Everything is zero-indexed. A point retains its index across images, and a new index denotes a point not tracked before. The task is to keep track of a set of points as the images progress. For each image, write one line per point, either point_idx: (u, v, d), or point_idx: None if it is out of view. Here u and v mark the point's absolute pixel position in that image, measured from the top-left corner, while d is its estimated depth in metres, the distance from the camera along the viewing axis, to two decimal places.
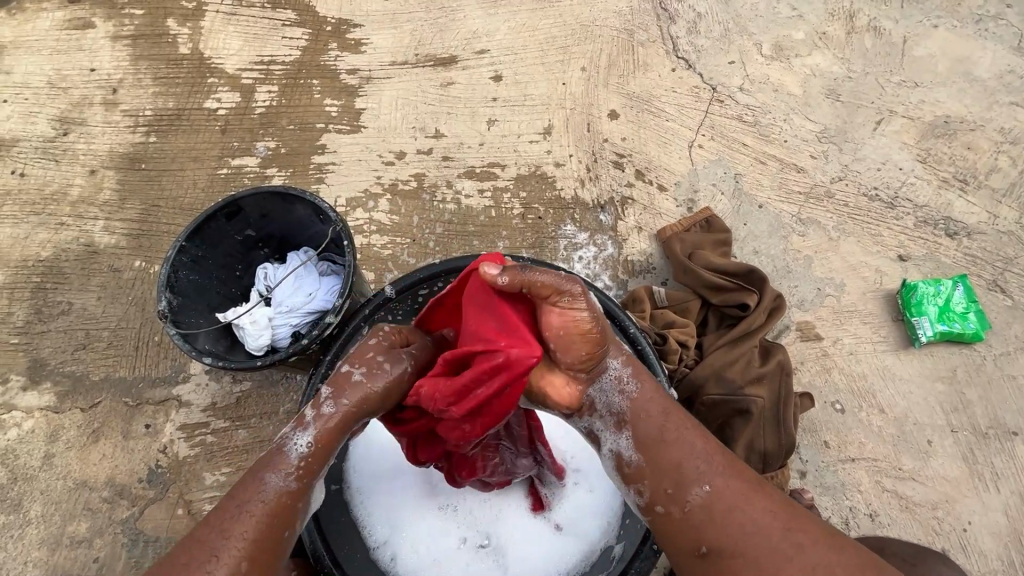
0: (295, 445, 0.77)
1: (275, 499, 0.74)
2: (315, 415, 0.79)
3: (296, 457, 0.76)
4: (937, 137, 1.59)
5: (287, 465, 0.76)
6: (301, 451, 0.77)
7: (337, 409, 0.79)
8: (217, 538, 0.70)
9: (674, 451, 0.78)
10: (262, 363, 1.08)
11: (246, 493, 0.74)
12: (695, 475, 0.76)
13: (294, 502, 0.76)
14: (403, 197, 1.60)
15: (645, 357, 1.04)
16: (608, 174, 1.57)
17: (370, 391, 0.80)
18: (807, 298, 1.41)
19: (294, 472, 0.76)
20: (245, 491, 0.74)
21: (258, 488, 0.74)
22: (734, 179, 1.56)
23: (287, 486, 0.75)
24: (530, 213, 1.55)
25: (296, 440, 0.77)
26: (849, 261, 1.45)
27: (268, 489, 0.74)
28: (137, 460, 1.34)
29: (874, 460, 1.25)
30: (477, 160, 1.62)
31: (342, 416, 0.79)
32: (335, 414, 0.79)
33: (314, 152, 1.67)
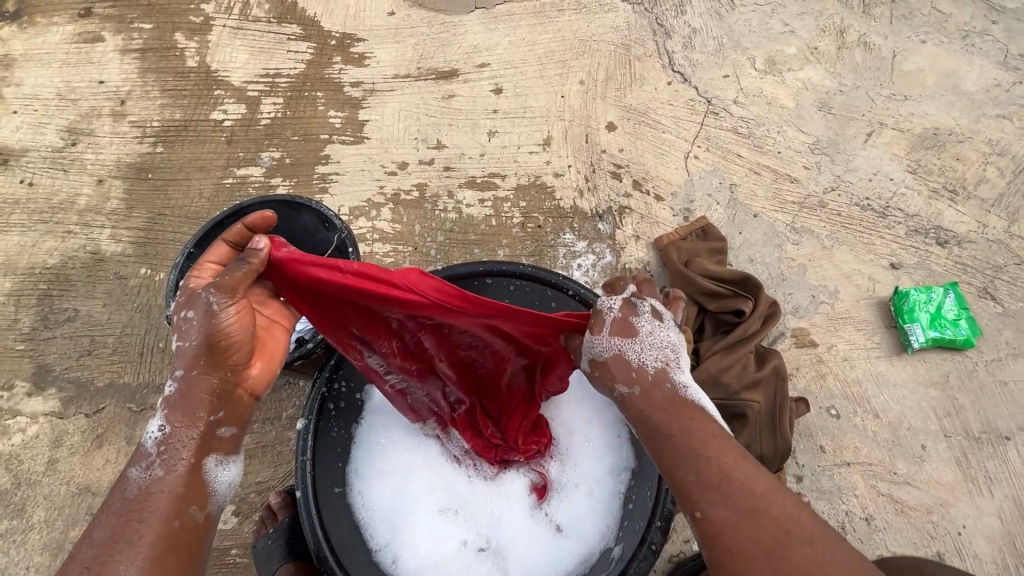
0: (149, 435, 0.83)
1: (145, 490, 0.79)
2: (163, 401, 0.84)
3: (153, 446, 0.82)
4: (927, 149, 1.63)
5: (145, 459, 0.81)
6: (155, 439, 0.83)
7: (178, 385, 0.83)
8: (88, 552, 0.74)
9: (686, 451, 0.77)
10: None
11: (114, 497, 0.79)
12: (699, 492, 0.74)
13: (165, 488, 0.80)
14: (405, 207, 1.63)
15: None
16: (606, 184, 1.61)
17: (194, 348, 0.82)
18: (801, 305, 1.43)
19: (155, 461, 0.81)
20: (116, 494, 0.80)
21: (127, 487, 0.80)
22: (729, 189, 1.59)
23: (150, 476, 0.80)
24: (529, 222, 1.58)
25: (149, 430, 0.83)
26: (842, 269, 1.48)
27: (131, 485, 0.80)
28: None
29: (869, 464, 1.26)
30: (477, 170, 1.66)
31: (185, 390, 0.83)
32: (179, 391, 0.83)
33: (318, 163, 1.70)
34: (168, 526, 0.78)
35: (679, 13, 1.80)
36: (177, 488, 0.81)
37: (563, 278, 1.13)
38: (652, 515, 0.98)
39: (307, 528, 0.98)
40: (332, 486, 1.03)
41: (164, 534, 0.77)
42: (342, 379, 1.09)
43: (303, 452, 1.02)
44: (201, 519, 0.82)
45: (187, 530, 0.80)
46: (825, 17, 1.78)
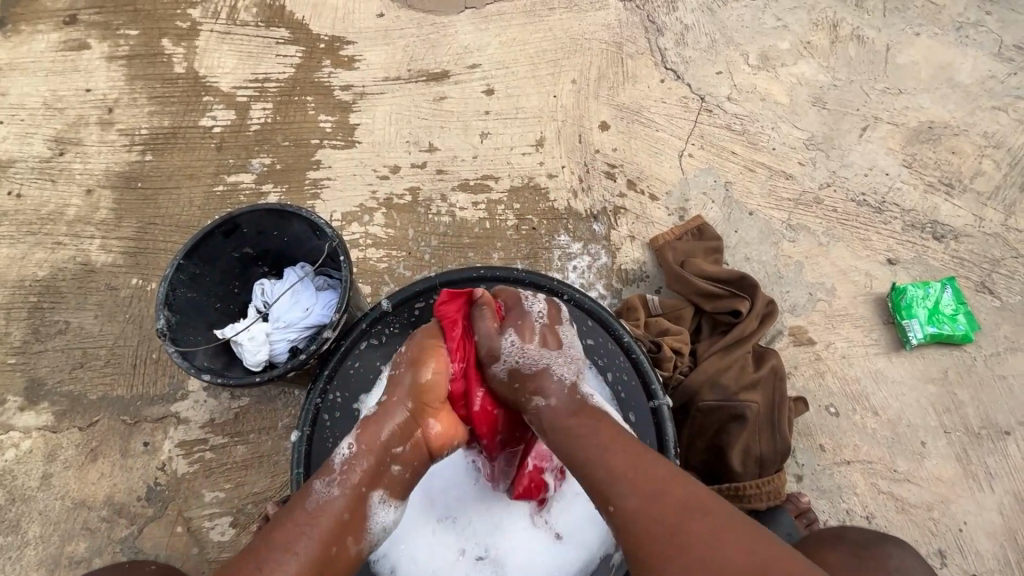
0: (339, 451, 0.91)
1: (320, 506, 0.85)
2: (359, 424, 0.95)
3: (339, 462, 0.89)
4: (922, 143, 1.63)
5: (331, 473, 0.88)
6: (343, 457, 0.90)
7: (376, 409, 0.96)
8: (275, 548, 0.79)
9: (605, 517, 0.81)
10: (260, 378, 1.08)
11: (297, 499, 0.86)
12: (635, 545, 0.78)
13: (338, 509, 0.85)
14: (397, 211, 1.62)
15: (640, 366, 1.07)
16: (600, 185, 1.59)
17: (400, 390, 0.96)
18: (799, 303, 1.42)
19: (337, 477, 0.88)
20: (295, 504, 0.85)
21: (307, 497, 0.86)
22: (724, 187, 1.58)
23: (331, 492, 0.86)
24: (524, 225, 1.57)
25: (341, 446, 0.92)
26: (839, 266, 1.47)
27: (314, 494, 0.86)
28: (136, 479, 1.34)
29: (869, 462, 1.25)
30: (470, 172, 1.64)
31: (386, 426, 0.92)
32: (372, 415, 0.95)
33: (310, 168, 1.69)
34: (329, 550, 0.82)
35: (670, 9, 1.78)
36: (343, 514, 0.85)
37: (558, 283, 1.12)
38: None
39: None
40: None
41: (322, 560, 0.81)
42: (334, 389, 1.07)
43: (298, 466, 1.02)
44: (353, 551, 0.86)
45: (338, 558, 0.83)
46: (818, 11, 1.77)
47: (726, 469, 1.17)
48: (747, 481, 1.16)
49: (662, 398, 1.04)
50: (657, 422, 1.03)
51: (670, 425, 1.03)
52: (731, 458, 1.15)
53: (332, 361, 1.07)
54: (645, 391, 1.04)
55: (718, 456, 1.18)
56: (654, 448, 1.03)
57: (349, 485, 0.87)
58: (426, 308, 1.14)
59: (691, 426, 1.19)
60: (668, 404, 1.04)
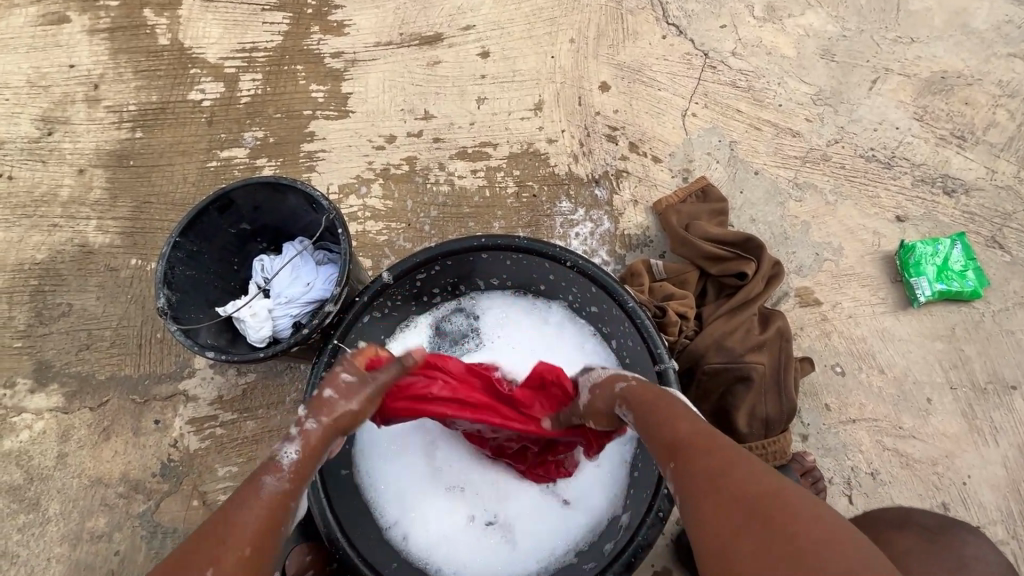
0: (285, 450, 0.78)
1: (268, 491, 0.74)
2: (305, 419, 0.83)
3: (287, 461, 0.78)
4: (934, 94, 1.57)
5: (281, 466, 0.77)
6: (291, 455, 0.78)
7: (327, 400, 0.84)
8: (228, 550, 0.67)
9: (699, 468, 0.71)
10: (264, 353, 1.08)
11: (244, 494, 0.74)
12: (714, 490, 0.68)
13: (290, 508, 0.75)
14: (395, 182, 1.59)
15: (646, 330, 1.03)
16: (602, 148, 1.55)
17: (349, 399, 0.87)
18: (805, 263, 1.40)
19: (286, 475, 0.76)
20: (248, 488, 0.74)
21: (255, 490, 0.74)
22: (729, 146, 1.54)
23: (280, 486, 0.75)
24: (524, 192, 1.53)
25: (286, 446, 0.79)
26: (846, 224, 1.45)
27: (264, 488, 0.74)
28: (149, 456, 1.36)
29: (874, 420, 1.26)
30: (468, 140, 1.60)
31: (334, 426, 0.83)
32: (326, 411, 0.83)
33: (303, 140, 1.65)
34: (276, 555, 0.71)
35: None
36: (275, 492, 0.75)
37: (559, 248, 1.07)
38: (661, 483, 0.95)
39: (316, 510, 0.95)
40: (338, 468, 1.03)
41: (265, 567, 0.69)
42: None
43: None
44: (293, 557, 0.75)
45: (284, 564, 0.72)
46: None
47: (731, 430, 1.17)
48: (753, 443, 1.17)
49: (668, 362, 1.01)
50: (664, 387, 1.00)
51: (676, 390, 1.00)
52: (737, 420, 1.16)
53: (338, 331, 1.05)
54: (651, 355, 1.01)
55: (724, 418, 1.18)
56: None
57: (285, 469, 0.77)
58: (429, 279, 1.13)
59: (697, 390, 1.19)
60: (675, 368, 1.00)
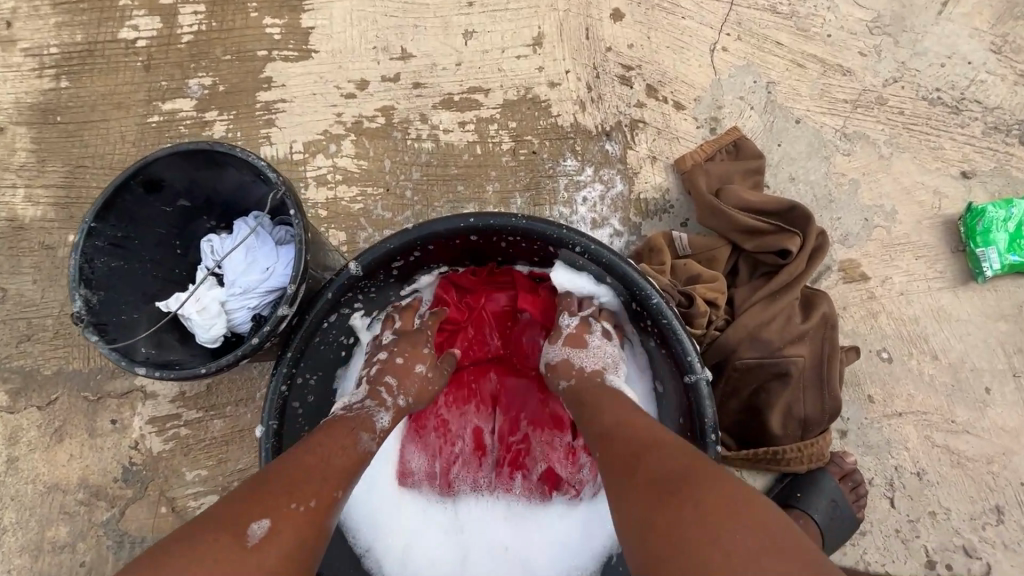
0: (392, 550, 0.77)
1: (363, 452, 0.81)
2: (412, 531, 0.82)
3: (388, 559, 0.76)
4: (1017, 19, 1.30)
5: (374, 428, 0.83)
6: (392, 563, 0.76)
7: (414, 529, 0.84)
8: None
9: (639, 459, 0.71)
10: (205, 372, 0.86)
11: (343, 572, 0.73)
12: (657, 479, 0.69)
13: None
14: (369, 138, 1.35)
15: (674, 334, 0.82)
16: (614, 93, 1.30)
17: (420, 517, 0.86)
18: (852, 232, 1.20)
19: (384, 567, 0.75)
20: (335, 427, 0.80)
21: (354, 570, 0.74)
22: (766, 89, 1.29)
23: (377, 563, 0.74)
24: (522, 148, 1.30)
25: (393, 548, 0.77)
26: (901, 183, 1.23)
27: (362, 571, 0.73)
28: (109, 459, 1.22)
29: (924, 413, 1.10)
30: (454, 85, 1.35)
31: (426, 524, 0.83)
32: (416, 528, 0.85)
33: (259, 88, 1.39)
34: None
35: None
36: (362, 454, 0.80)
37: (566, 230, 0.86)
38: None
39: None
40: None
41: None
42: (305, 372, 0.89)
43: (267, 464, 0.85)
44: None
45: None
46: None
47: (763, 431, 1.02)
48: (787, 445, 1.02)
49: (701, 371, 0.81)
50: (695, 405, 0.81)
51: (711, 407, 0.80)
52: (770, 420, 1.01)
53: (297, 336, 0.86)
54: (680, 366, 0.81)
55: (755, 419, 1.02)
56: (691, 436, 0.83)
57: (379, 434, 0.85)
58: (407, 268, 0.93)
59: (724, 387, 1.02)
60: (709, 381, 0.80)
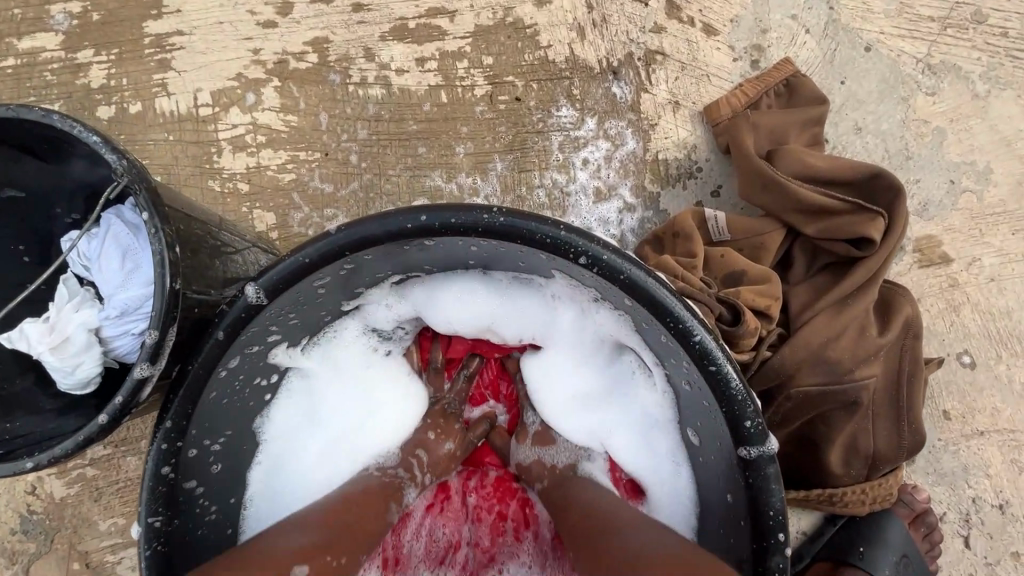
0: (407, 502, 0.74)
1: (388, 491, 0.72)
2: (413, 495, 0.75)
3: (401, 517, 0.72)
4: None
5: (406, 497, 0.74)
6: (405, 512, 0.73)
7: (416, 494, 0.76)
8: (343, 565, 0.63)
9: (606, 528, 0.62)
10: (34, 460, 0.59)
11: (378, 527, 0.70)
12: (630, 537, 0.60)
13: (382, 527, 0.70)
14: (298, 83, 1.01)
15: (724, 385, 0.57)
16: (623, 14, 0.96)
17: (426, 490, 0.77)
18: (934, 199, 0.92)
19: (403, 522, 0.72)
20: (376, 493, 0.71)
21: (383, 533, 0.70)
22: (827, 3, 0.96)
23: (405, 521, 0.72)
24: (501, 93, 0.98)
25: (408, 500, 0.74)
26: (1000, 132, 0.94)
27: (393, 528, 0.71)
28: (2, 508, 0.99)
29: (1011, 432, 0.88)
30: (408, 6, 1.00)
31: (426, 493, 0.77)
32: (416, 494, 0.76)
33: (147, 16, 1.03)
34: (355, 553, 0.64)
35: None
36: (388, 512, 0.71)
37: (564, 231, 0.57)
38: None
39: None
40: None
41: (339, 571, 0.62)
42: (200, 441, 0.63)
43: None
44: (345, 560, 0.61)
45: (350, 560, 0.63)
46: None
47: (818, 471, 0.80)
48: (849, 486, 0.80)
49: (765, 439, 0.57)
50: (751, 483, 0.58)
51: (779, 486, 0.57)
52: (829, 457, 0.78)
53: (174, 400, 0.59)
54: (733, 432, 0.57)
55: (808, 455, 0.80)
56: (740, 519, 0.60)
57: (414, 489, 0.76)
58: (336, 285, 0.66)
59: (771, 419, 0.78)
60: (773, 454, 0.56)
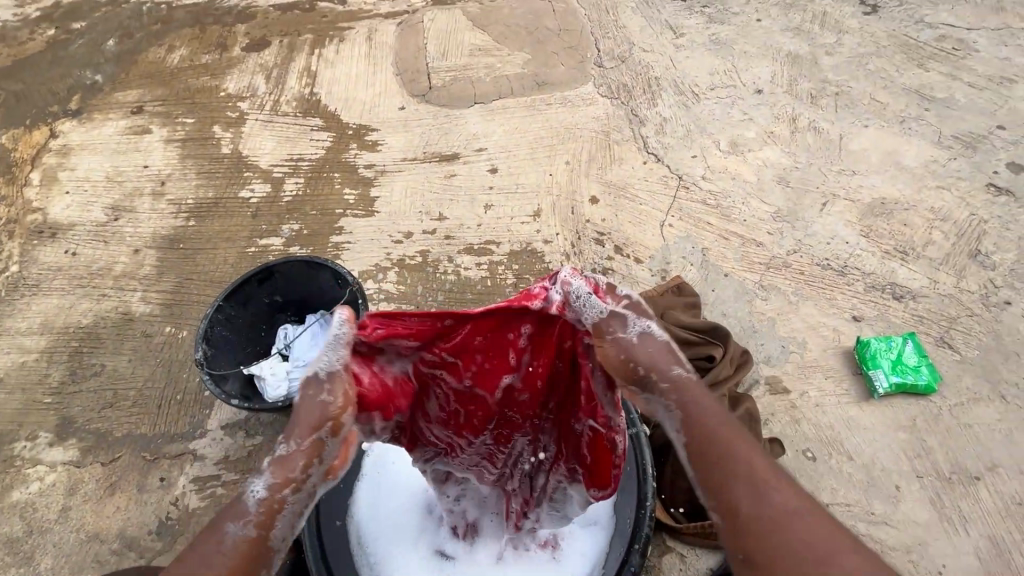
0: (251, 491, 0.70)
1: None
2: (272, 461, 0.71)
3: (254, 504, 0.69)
4: (877, 216, 1.83)
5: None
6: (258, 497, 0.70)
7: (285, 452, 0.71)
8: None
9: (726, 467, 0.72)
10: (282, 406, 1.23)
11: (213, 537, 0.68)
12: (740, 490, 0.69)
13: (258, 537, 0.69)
14: (408, 270, 1.81)
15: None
16: (590, 250, 1.79)
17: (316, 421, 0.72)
18: (772, 355, 1.56)
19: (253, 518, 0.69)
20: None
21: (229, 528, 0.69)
22: (701, 252, 1.77)
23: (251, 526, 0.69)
24: (521, 283, 1.74)
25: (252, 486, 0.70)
26: (808, 321, 1.62)
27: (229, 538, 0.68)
28: (147, 513, 1.41)
29: (847, 505, 1.32)
30: (475, 238, 1.85)
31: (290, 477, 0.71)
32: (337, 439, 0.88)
33: (333, 233, 1.90)
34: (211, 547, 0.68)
35: (650, 105, 2.09)
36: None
37: None
38: (632, 537, 1.08)
39: (307, 532, 1.11)
40: (334, 518, 1.14)
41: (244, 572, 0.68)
42: None
43: None
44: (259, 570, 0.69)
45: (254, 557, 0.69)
46: (778, 108, 2.07)
47: (707, 506, 1.26)
48: None
49: (639, 427, 1.15)
50: (636, 449, 1.13)
51: (647, 455, 1.13)
52: None
53: None
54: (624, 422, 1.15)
55: (700, 492, 1.27)
56: (633, 474, 1.13)
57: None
58: None
59: (674, 465, 1.30)
60: (646, 432, 1.15)
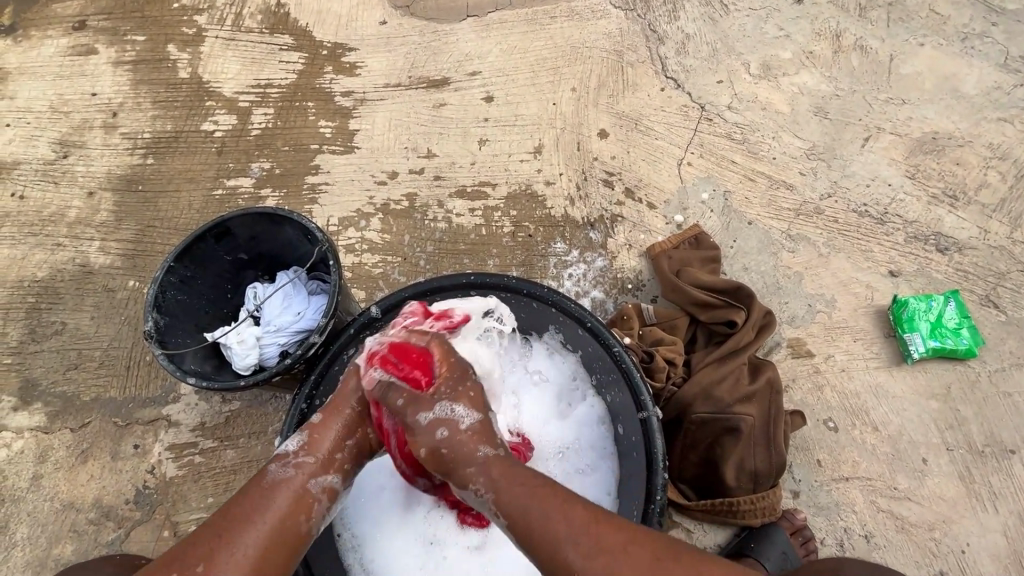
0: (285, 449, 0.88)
1: (276, 484, 0.84)
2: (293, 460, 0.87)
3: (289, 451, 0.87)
4: (926, 153, 1.60)
5: (287, 457, 0.86)
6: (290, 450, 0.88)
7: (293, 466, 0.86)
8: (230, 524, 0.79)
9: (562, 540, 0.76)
10: (246, 382, 1.07)
11: (254, 489, 0.84)
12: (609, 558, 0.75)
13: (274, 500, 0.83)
14: (394, 217, 1.61)
15: (630, 376, 1.05)
16: (598, 193, 1.59)
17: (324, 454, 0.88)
18: (798, 314, 1.40)
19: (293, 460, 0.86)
20: (252, 482, 0.85)
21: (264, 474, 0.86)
22: (723, 196, 1.57)
23: (284, 472, 0.85)
24: (520, 232, 1.56)
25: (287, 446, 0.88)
26: (839, 277, 1.45)
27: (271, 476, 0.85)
28: (125, 481, 1.34)
29: (868, 480, 1.25)
30: (468, 179, 1.64)
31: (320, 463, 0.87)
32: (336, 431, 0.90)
33: (308, 173, 1.69)
34: (277, 527, 0.81)
35: (672, 19, 1.78)
36: (304, 490, 0.85)
37: (547, 291, 1.12)
38: None
39: None
40: None
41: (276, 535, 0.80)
42: (321, 396, 1.07)
43: None
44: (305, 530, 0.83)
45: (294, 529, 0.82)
46: (821, 21, 1.76)
47: (720, 484, 1.17)
48: (741, 497, 1.16)
49: (652, 410, 1.02)
50: (647, 436, 1.01)
51: (660, 439, 1.01)
52: (725, 473, 1.15)
53: (323, 364, 1.06)
54: (635, 400, 1.03)
55: (712, 469, 1.17)
56: (642, 461, 1.01)
57: (305, 466, 0.86)
58: None
59: (684, 440, 1.20)
60: (658, 416, 1.02)
